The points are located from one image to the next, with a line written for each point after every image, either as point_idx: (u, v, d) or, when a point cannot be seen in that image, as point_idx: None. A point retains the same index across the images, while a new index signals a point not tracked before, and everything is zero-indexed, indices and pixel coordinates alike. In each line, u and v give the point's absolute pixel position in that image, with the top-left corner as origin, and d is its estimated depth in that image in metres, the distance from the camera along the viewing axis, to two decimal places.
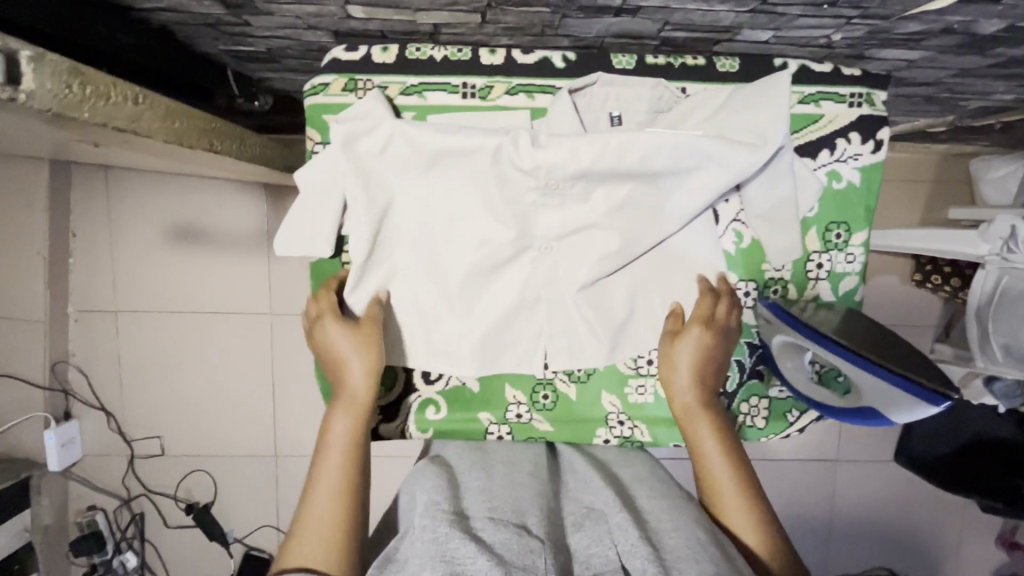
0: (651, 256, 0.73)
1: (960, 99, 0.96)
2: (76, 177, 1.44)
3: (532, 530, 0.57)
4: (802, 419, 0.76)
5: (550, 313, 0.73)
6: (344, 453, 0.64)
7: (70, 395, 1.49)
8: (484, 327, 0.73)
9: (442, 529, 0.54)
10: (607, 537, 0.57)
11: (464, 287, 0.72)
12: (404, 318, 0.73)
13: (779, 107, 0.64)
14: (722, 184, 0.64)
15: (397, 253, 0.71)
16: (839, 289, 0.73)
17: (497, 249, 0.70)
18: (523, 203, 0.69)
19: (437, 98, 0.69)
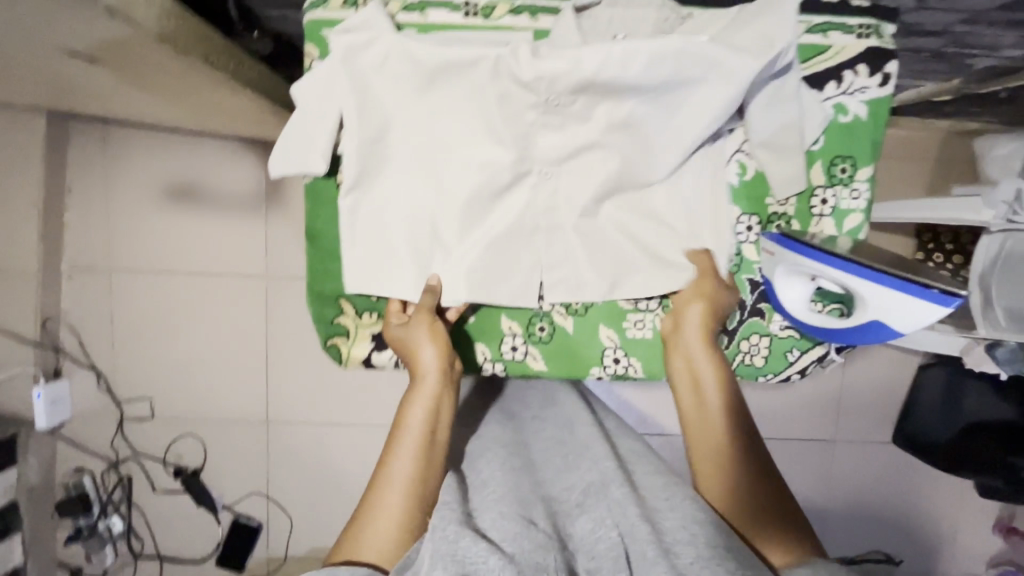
0: (652, 176, 0.75)
1: (968, 55, 0.95)
2: (73, 131, 1.43)
3: (537, 522, 0.66)
4: (804, 359, 0.80)
5: (549, 236, 0.77)
6: (416, 439, 0.72)
7: (61, 353, 1.48)
8: (476, 254, 0.77)
9: (453, 526, 0.61)
10: (607, 518, 0.66)
11: (467, 214, 0.76)
12: (415, 240, 0.78)
13: (788, 18, 0.66)
14: (724, 96, 0.67)
15: (405, 180, 0.77)
16: (845, 226, 0.74)
17: (499, 172, 0.74)
18: (523, 123, 0.72)
19: (435, 17, 0.74)
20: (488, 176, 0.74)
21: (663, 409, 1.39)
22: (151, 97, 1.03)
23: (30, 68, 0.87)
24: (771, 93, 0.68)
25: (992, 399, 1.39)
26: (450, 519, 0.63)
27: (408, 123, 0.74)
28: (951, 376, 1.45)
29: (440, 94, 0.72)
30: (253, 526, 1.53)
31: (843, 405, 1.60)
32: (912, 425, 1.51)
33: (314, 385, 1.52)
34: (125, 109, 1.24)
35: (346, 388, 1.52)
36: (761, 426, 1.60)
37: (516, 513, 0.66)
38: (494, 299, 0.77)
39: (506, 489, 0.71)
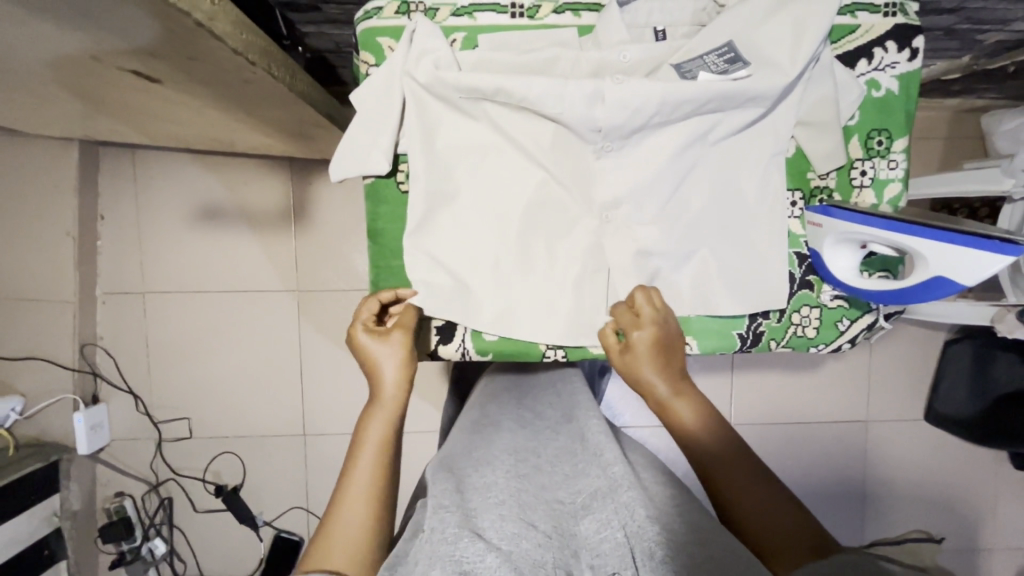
0: (710, 173, 0.71)
1: (978, 31, 0.98)
2: (104, 159, 1.46)
3: (538, 524, 0.58)
4: (853, 328, 0.77)
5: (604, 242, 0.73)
6: (375, 456, 0.59)
7: (98, 378, 1.49)
8: (533, 286, 0.73)
9: (451, 528, 0.53)
10: (616, 519, 0.58)
11: (526, 227, 0.72)
12: (460, 252, 0.72)
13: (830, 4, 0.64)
14: (780, 84, 0.64)
15: (449, 190, 0.72)
16: (884, 197, 0.75)
17: (552, 183, 0.71)
18: (584, 161, 0.70)
19: (487, 19, 0.70)
20: (539, 202, 0.72)
21: None
22: (192, 122, 1.06)
23: (78, 93, 0.89)
24: (805, 84, 0.69)
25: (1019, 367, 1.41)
26: (449, 519, 0.54)
27: (447, 157, 0.71)
28: (979, 349, 1.47)
29: (480, 124, 0.70)
30: (295, 541, 1.54)
31: (871, 384, 1.61)
32: (941, 403, 1.54)
33: (348, 396, 1.53)
34: (158, 134, 1.27)
35: None
36: (792, 410, 1.61)
37: (518, 515, 0.57)
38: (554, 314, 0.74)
39: (508, 494, 0.61)
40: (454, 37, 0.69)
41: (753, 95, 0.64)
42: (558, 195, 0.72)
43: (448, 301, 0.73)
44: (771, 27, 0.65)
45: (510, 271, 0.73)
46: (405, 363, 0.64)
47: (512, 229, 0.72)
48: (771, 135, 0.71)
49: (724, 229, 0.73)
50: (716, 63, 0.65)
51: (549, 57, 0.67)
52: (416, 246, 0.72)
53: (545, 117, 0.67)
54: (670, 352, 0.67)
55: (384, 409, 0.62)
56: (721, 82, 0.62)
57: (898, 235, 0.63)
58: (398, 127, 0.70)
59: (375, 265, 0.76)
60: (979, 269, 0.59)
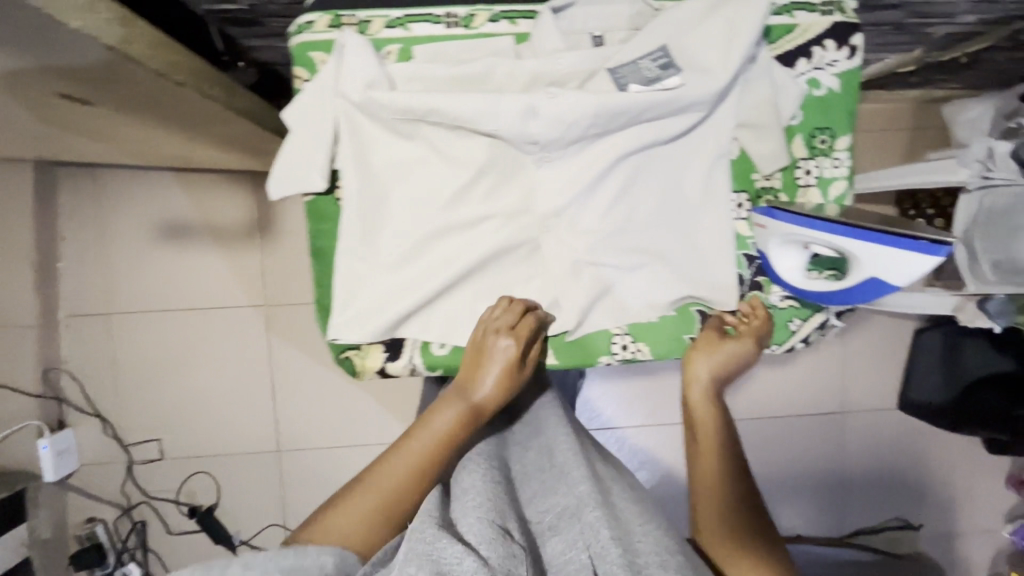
0: (655, 179, 0.71)
1: (925, 25, 0.99)
2: (61, 179, 1.43)
3: (516, 533, 0.54)
4: (805, 328, 0.77)
5: (551, 252, 0.72)
6: (430, 443, 0.61)
7: (64, 402, 1.46)
8: (480, 298, 0.73)
9: (429, 528, 0.52)
10: (580, 538, 0.56)
11: (471, 240, 0.71)
12: (404, 268, 0.71)
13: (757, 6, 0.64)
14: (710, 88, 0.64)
15: (390, 205, 0.70)
16: (829, 195, 0.75)
17: (495, 194, 0.71)
18: (525, 173, 0.70)
19: (421, 30, 0.69)
20: (482, 214, 0.71)
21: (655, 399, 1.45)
22: (141, 141, 1.04)
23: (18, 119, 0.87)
24: (739, 87, 0.70)
25: (990, 354, 1.42)
26: (428, 522, 0.53)
27: (387, 172, 0.70)
28: (948, 336, 1.48)
29: (419, 136, 0.69)
30: None
31: (846, 375, 1.62)
32: (916, 392, 1.53)
33: (322, 410, 1.51)
34: (111, 152, 1.24)
35: (355, 408, 1.52)
36: (768, 405, 1.61)
37: (498, 521, 0.55)
38: None
39: (488, 496, 0.58)
40: (389, 48, 0.68)
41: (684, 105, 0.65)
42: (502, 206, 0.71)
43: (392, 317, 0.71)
44: (702, 32, 0.65)
45: (452, 280, 0.70)
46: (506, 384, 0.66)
47: (457, 242, 0.71)
48: (710, 138, 0.71)
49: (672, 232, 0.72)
50: (649, 68, 0.65)
51: (484, 67, 0.66)
52: (359, 263, 0.71)
53: (479, 133, 0.67)
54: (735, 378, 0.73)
55: (464, 406, 0.64)
56: (647, 92, 0.63)
57: (840, 239, 0.63)
58: (335, 143, 0.68)
59: (320, 284, 0.74)
60: (912, 273, 0.61)
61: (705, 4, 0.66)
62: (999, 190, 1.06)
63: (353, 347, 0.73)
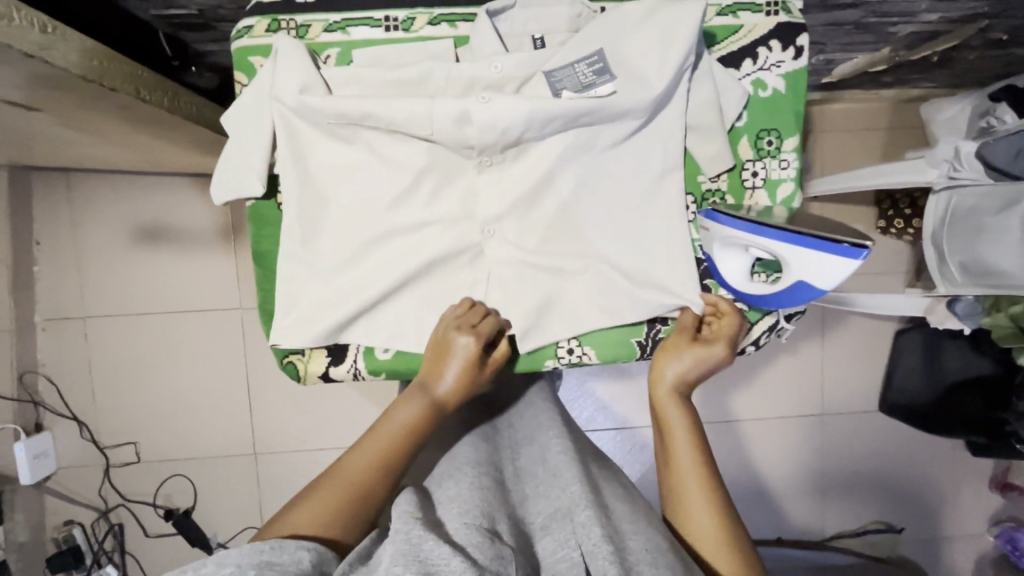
0: (600, 182, 0.70)
1: (888, 24, 0.98)
2: (36, 184, 1.44)
3: (503, 537, 0.55)
4: (755, 331, 0.76)
5: (495, 255, 0.72)
6: (392, 438, 0.60)
7: (40, 406, 1.47)
8: (425, 302, 0.73)
9: (416, 530, 0.52)
10: (573, 537, 0.55)
11: (413, 244, 0.71)
12: (348, 271, 0.71)
13: (693, 11, 0.65)
14: (643, 98, 0.65)
15: (334, 209, 0.70)
16: (777, 197, 0.74)
17: (438, 198, 0.70)
18: (466, 178, 0.70)
19: (361, 34, 0.69)
20: (425, 217, 0.71)
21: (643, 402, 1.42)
22: (106, 146, 1.04)
23: None
24: (683, 91, 0.69)
25: (969, 355, 1.42)
26: (414, 524, 0.53)
27: (330, 177, 0.70)
28: (929, 338, 1.47)
29: (363, 139, 0.68)
30: None
31: (827, 377, 1.61)
32: (894, 393, 1.52)
33: (299, 412, 1.51)
34: (83, 157, 1.25)
35: (333, 410, 1.52)
36: (748, 407, 1.60)
37: (484, 526, 0.55)
38: None
39: (474, 503, 0.59)
40: (328, 52, 0.68)
41: (623, 107, 0.65)
42: (447, 209, 0.71)
43: (333, 322, 0.70)
44: (637, 41, 0.66)
45: (394, 284, 0.70)
46: (467, 380, 0.66)
47: (402, 246, 0.71)
48: (654, 143, 0.71)
49: (616, 235, 0.72)
50: (584, 73, 0.65)
51: (421, 70, 0.66)
52: (304, 267, 0.71)
53: (416, 137, 0.67)
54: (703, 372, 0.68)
55: (425, 401, 0.63)
56: (581, 100, 0.63)
57: (782, 244, 0.63)
58: (275, 148, 0.68)
59: (263, 290, 0.74)
60: (835, 278, 0.62)
61: (642, 11, 0.66)
62: (967, 189, 1.03)
63: (296, 352, 0.73)
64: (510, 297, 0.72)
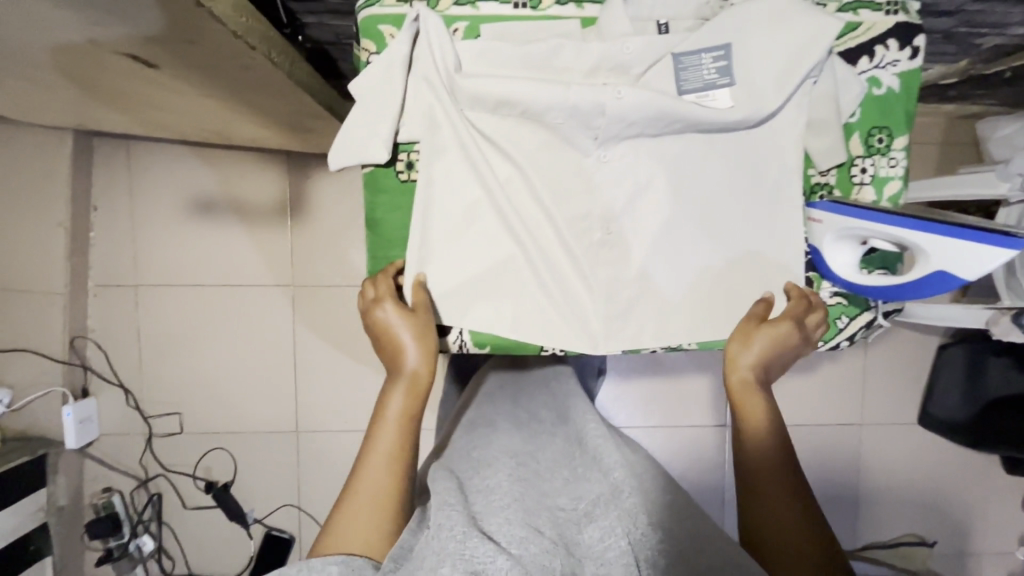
0: (711, 171, 0.72)
1: (976, 35, 0.99)
2: (99, 150, 1.45)
3: (544, 529, 0.54)
4: (852, 327, 0.77)
5: (603, 236, 0.72)
6: (395, 432, 0.60)
7: (89, 370, 1.47)
8: (527, 277, 0.73)
9: (459, 525, 0.51)
10: (617, 526, 0.54)
11: (523, 219, 0.72)
12: (464, 241, 0.72)
13: (823, 18, 0.65)
14: (759, 103, 0.67)
15: (448, 179, 0.71)
16: (883, 194, 0.75)
17: (549, 176, 0.71)
18: (579, 160, 0.71)
19: (489, 9, 0.69)
20: (536, 195, 0.72)
21: (674, 407, 1.51)
22: (186, 113, 1.05)
23: (82, 84, 0.88)
24: (806, 90, 0.70)
25: (1014, 373, 1.41)
26: (456, 518, 0.52)
27: (446, 147, 0.71)
28: (972, 352, 1.48)
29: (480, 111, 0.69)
30: (285, 539, 1.52)
31: (866, 387, 1.61)
32: (935, 407, 1.55)
33: (342, 394, 1.51)
34: (156, 125, 1.25)
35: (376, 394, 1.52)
36: (786, 412, 1.61)
37: (525, 519, 0.54)
38: (554, 312, 0.73)
39: (513, 496, 0.57)
40: (456, 26, 0.69)
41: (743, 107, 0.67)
42: (557, 187, 0.72)
43: (442, 293, 0.73)
44: (764, 35, 0.66)
45: (503, 261, 0.72)
46: (424, 341, 0.65)
47: (509, 222, 0.71)
48: (769, 138, 0.72)
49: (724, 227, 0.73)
50: (708, 68, 0.67)
51: (552, 48, 0.66)
52: (416, 237, 0.72)
53: (537, 120, 0.68)
54: (777, 355, 0.68)
55: (405, 385, 0.62)
56: (701, 106, 0.66)
57: (916, 232, 0.63)
58: (399, 116, 0.69)
59: (373, 256, 0.75)
60: (982, 268, 0.61)
61: (772, 10, 0.66)
62: None
63: None
64: (610, 286, 0.73)
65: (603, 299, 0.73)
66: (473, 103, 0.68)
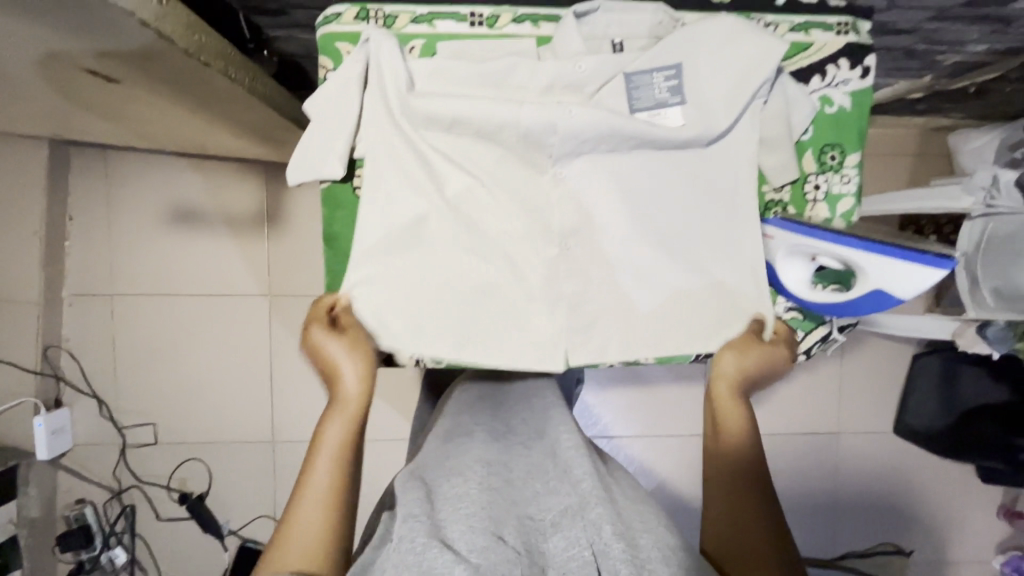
0: (666, 187, 0.73)
1: (936, 52, 1.01)
2: (74, 159, 1.44)
3: (507, 537, 0.52)
4: (808, 340, 0.78)
5: (561, 252, 0.73)
6: (333, 457, 0.56)
7: (62, 381, 1.46)
8: (486, 291, 0.73)
9: (419, 536, 0.50)
10: (583, 535, 0.53)
11: (482, 235, 0.72)
12: (421, 257, 0.72)
13: (770, 39, 0.67)
14: (708, 123, 0.68)
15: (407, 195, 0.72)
16: (836, 211, 0.76)
17: (508, 191, 0.72)
18: (539, 174, 0.72)
19: (446, 27, 0.70)
20: (495, 210, 0.72)
21: (659, 416, 1.50)
22: (155, 125, 1.06)
23: (46, 97, 0.88)
24: (755, 111, 0.71)
25: (987, 382, 1.44)
26: (417, 529, 0.51)
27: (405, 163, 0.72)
28: (947, 361, 1.48)
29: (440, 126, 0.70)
30: (260, 551, 1.51)
31: (843, 396, 1.62)
32: (910, 417, 1.54)
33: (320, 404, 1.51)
34: (130, 135, 1.25)
35: None
36: (764, 422, 1.62)
37: (490, 528, 0.52)
38: (511, 328, 0.73)
39: (479, 503, 0.54)
40: (413, 44, 0.70)
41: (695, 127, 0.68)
42: (515, 203, 0.72)
43: (400, 308, 0.73)
44: (711, 55, 0.68)
45: (460, 275, 0.73)
46: (360, 361, 0.63)
47: (466, 237, 0.72)
48: (722, 155, 0.73)
49: (676, 241, 0.74)
50: (660, 88, 0.67)
51: (506, 67, 0.67)
52: (375, 253, 0.72)
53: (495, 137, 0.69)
54: (763, 375, 0.68)
55: (340, 409, 0.59)
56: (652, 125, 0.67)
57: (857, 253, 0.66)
58: (356, 132, 0.70)
59: (332, 270, 0.76)
60: (917, 288, 0.64)
61: (720, 32, 0.68)
62: (1006, 218, 1.06)
63: None
64: (569, 300, 0.73)
65: (560, 315, 0.73)
66: (431, 120, 0.68)
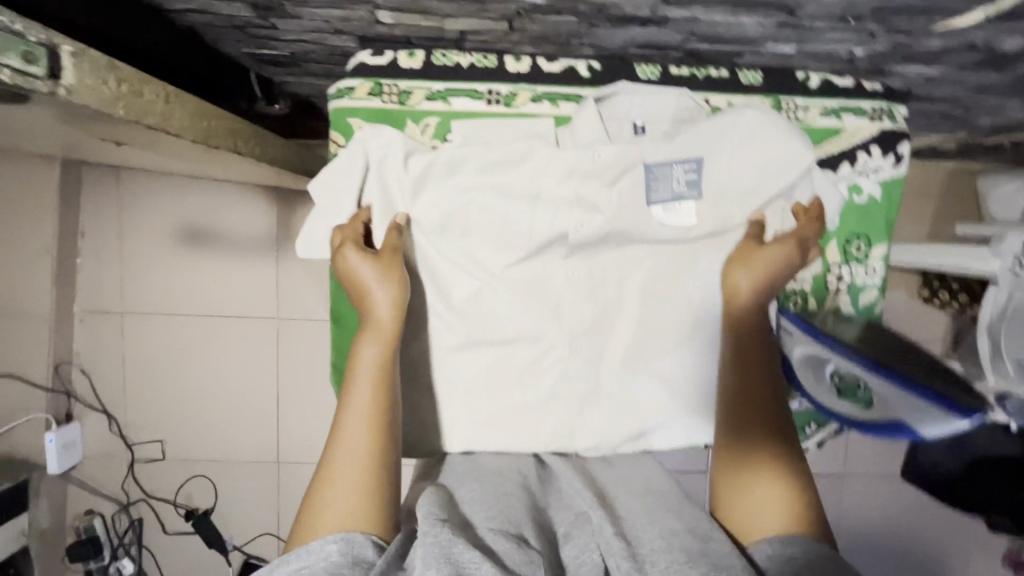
0: (684, 274, 0.72)
1: (973, 116, 0.97)
2: (86, 176, 1.44)
3: (532, 541, 0.51)
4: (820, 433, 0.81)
5: (570, 335, 0.71)
6: (370, 379, 0.62)
7: (73, 397, 1.48)
8: (495, 370, 0.72)
9: (445, 531, 0.49)
10: (595, 541, 0.51)
11: (494, 316, 0.72)
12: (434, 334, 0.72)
13: (796, 145, 0.68)
14: (721, 221, 0.70)
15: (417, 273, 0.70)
16: (860, 301, 0.76)
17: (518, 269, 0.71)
18: (554, 253, 0.71)
19: (461, 104, 0.73)
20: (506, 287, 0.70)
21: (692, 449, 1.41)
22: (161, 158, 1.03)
23: (56, 138, 0.87)
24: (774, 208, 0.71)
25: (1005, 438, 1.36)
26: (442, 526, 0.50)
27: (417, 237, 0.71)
28: None
29: (458, 196, 0.70)
30: None
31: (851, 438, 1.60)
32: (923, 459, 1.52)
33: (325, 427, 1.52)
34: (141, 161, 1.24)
35: None
36: None
37: (512, 532, 0.51)
38: (521, 414, 0.71)
39: (501, 511, 0.55)
40: (427, 120, 0.73)
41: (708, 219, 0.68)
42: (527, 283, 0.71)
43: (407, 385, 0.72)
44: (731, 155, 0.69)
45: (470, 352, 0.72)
46: (394, 283, 0.66)
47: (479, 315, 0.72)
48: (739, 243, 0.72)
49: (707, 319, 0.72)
50: (679, 180, 0.69)
51: (522, 150, 0.70)
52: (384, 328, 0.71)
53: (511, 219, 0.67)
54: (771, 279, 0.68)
55: (375, 333, 0.64)
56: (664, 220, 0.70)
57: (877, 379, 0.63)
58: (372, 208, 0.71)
59: None
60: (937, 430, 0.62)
61: (745, 128, 0.69)
62: None
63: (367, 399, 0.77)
64: (578, 384, 0.72)
65: (573, 396, 0.72)
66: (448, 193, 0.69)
